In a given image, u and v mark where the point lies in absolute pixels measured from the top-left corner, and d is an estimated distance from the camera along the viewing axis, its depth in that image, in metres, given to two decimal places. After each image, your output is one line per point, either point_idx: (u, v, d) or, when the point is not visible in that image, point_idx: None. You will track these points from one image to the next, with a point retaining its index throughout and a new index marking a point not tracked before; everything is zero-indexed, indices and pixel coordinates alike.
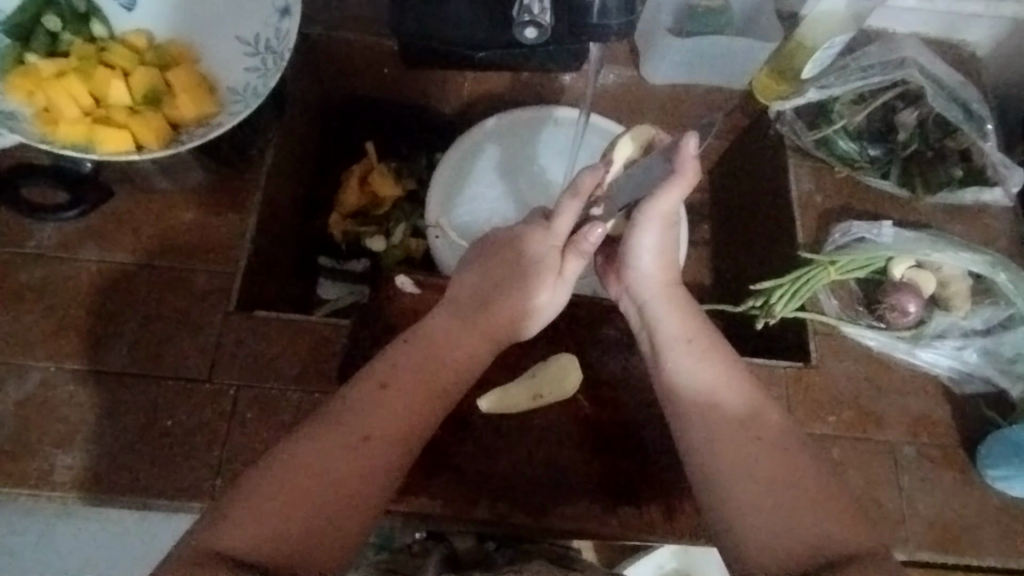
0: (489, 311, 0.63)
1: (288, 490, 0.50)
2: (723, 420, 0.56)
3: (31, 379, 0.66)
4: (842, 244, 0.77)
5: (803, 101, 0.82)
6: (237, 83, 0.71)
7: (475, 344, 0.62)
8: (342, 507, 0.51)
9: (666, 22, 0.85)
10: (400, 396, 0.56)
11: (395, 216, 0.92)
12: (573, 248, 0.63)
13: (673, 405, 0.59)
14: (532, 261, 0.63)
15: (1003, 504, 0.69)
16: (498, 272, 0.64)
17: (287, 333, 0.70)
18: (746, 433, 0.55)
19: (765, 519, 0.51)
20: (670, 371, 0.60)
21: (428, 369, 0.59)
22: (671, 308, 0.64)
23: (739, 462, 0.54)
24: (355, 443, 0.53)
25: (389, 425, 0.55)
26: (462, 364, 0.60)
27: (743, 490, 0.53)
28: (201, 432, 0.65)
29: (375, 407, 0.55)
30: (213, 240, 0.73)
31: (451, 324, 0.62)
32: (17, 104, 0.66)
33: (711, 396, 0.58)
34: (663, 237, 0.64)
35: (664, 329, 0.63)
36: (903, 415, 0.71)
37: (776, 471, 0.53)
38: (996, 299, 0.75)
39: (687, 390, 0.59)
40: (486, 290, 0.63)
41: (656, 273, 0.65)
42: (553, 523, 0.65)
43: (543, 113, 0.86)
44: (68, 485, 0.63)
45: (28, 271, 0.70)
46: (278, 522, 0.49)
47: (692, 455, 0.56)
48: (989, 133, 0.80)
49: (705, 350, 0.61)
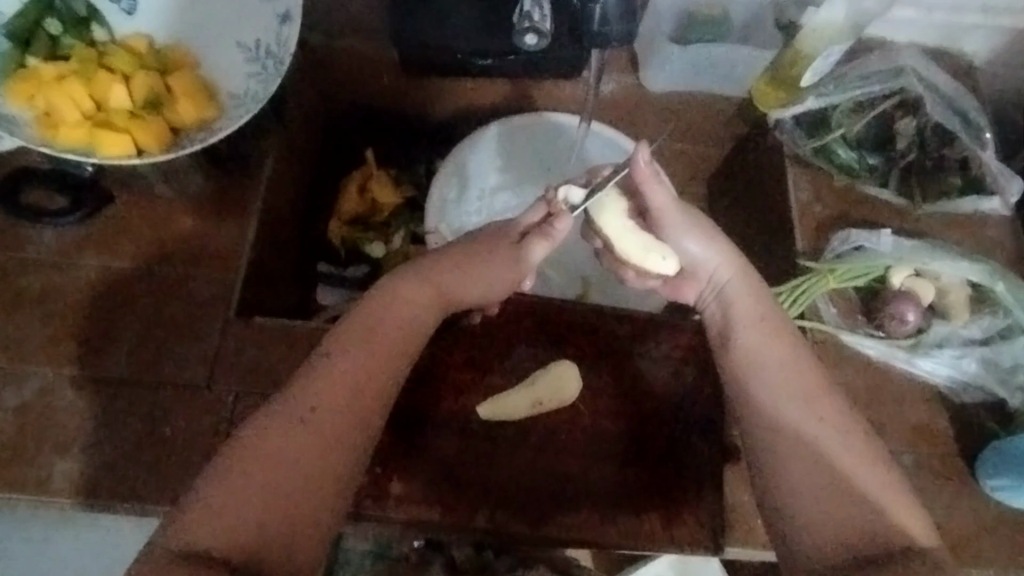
0: (439, 278, 0.59)
1: (247, 479, 0.48)
2: (778, 397, 0.55)
3: (28, 385, 0.66)
4: (840, 252, 0.77)
5: (803, 109, 0.82)
6: (239, 89, 0.71)
7: (423, 307, 0.58)
8: (302, 488, 0.49)
9: (666, 30, 0.85)
10: (345, 363, 0.54)
11: (394, 223, 0.93)
12: (539, 232, 0.59)
13: (737, 381, 0.57)
14: (487, 243, 0.60)
15: (1003, 513, 0.69)
16: (450, 256, 0.59)
17: (286, 340, 0.69)
18: (803, 416, 0.54)
19: (826, 513, 0.50)
20: (738, 349, 0.58)
21: (376, 330, 0.56)
22: (745, 290, 0.60)
23: (791, 443, 0.53)
24: (300, 418, 0.51)
25: (334, 394, 0.52)
26: (405, 327, 0.57)
27: (807, 483, 0.51)
28: (200, 439, 0.65)
29: (322, 377, 0.53)
30: (213, 246, 0.73)
31: (404, 290, 0.58)
32: (18, 109, 0.66)
33: (771, 376, 0.56)
34: (711, 227, 0.62)
35: (737, 310, 0.59)
36: (903, 424, 0.71)
37: (826, 455, 0.52)
38: (994, 309, 0.75)
39: (754, 367, 0.56)
40: (432, 269, 0.59)
41: (727, 259, 0.61)
42: (553, 533, 0.65)
43: (540, 118, 0.86)
44: (65, 493, 0.63)
45: (27, 276, 0.69)
46: (240, 513, 0.47)
47: (759, 446, 0.54)
48: (988, 141, 0.81)
49: (775, 332, 0.58)
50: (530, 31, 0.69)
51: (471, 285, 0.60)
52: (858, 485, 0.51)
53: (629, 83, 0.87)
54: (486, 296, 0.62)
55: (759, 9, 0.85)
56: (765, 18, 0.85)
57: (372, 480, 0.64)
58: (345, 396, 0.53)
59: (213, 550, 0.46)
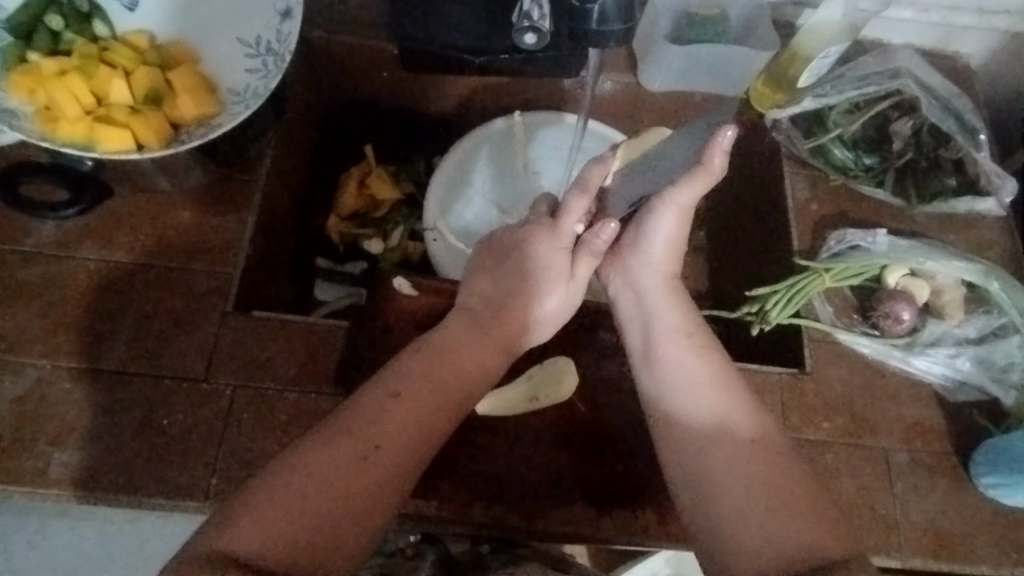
0: (499, 316, 0.64)
1: (302, 495, 0.50)
2: (705, 423, 0.57)
3: (27, 375, 0.66)
4: (837, 251, 0.77)
5: (800, 110, 0.83)
6: (238, 84, 0.72)
7: (486, 347, 0.62)
8: (344, 512, 0.51)
9: (664, 29, 0.85)
10: (412, 405, 0.56)
11: (393, 218, 0.93)
12: (585, 248, 0.64)
13: (661, 396, 0.60)
14: (544, 263, 0.65)
15: (994, 511, 0.69)
16: (505, 279, 0.65)
17: (285, 334, 0.70)
18: (735, 439, 0.56)
19: (748, 526, 0.51)
20: (663, 363, 0.61)
21: (441, 376, 0.59)
22: (670, 302, 0.65)
23: (724, 462, 0.55)
24: (364, 453, 0.53)
25: (395, 432, 0.55)
26: (469, 373, 0.60)
27: (729, 495, 0.53)
28: (198, 431, 0.65)
29: (384, 414, 0.55)
30: (212, 240, 0.73)
31: (462, 333, 0.62)
32: (18, 102, 0.66)
33: (697, 397, 0.58)
34: (676, 229, 0.65)
35: (661, 323, 0.63)
36: (896, 421, 0.72)
37: (762, 478, 0.53)
38: (989, 308, 0.75)
39: (678, 387, 0.59)
40: (495, 296, 0.65)
41: (661, 264, 0.66)
42: (547, 526, 0.65)
43: (540, 116, 0.87)
44: (63, 483, 0.63)
45: (27, 268, 0.70)
46: (295, 531, 0.49)
47: (684, 457, 0.56)
48: (983, 143, 0.81)
49: (701, 348, 0.61)
50: (530, 30, 0.69)
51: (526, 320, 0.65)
52: (801, 504, 0.52)
53: (627, 81, 0.88)
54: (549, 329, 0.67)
55: (759, 8, 0.85)
56: (761, 17, 0.85)
57: None
58: (410, 435, 0.55)
59: (250, 559, 0.47)
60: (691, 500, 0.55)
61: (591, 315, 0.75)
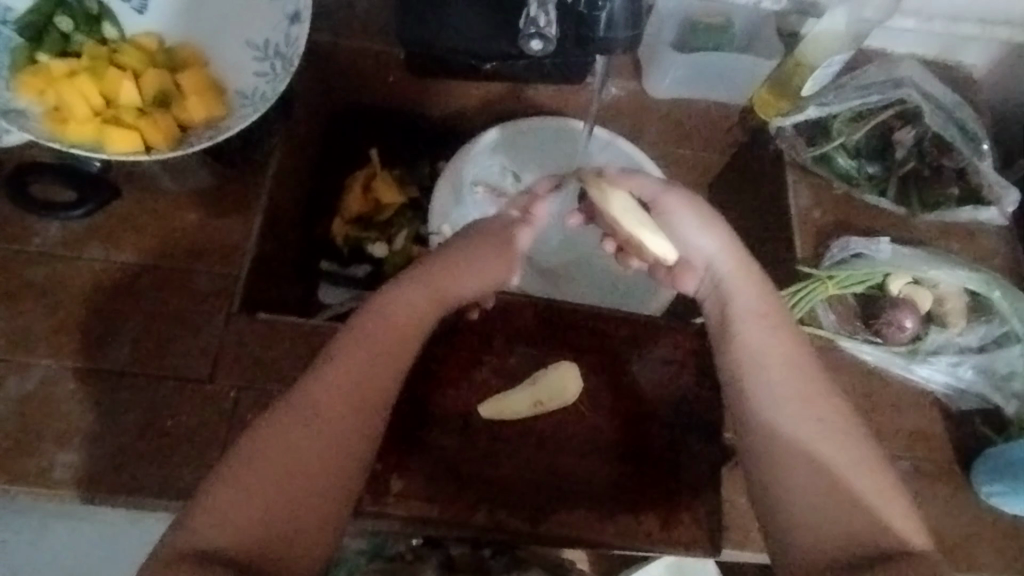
0: (441, 272, 0.61)
1: (255, 480, 0.49)
2: (787, 402, 0.54)
3: (32, 376, 0.66)
4: (840, 259, 0.78)
5: (804, 118, 0.83)
6: (247, 88, 0.72)
7: (426, 302, 0.59)
8: (307, 489, 0.50)
9: (668, 38, 0.85)
10: (344, 363, 0.54)
11: (397, 222, 0.93)
12: (522, 222, 0.65)
13: (741, 384, 0.56)
14: (481, 231, 0.64)
15: (996, 519, 0.70)
16: (450, 247, 0.63)
17: (289, 336, 0.70)
18: (812, 419, 0.53)
19: (825, 509, 0.50)
20: (742, 351, 0.57)
21: (375, 330, 0.56)
22: (748, 284, 0.60)
23: (797, 444, 0.52)
24: (305, 423, 0.51)
25: (336, 395, 0.52)
26: (403, 322, 0.57)
27: (803, 476, 0.51)
28: (203, 432, 0.66)
29: (318, 380, 0.53)
30: (218, 242, 0.73)
31: (405, 289, 0.59)
32: (28, 103, 0.66)
33: (779, 381, 0.55)
34: (707, 211, 0.63)
35: (739, 309, 0.59)
36: (899, 429, 0.72)
37: (831, 457, 0.51)
38: (991, 317, 0.75)
39: (755, 371, 0.56)
40: (431, 258, 0.62)
41: (723, 252, 0.61)
42: (549, 530, 0.65)
43: (547, 121, 0.88)
44: (67, 483, 0.63)
45: (32, 268, 0.70)
46: (253, 510, 0.48)
47: (757, 445, 0.53)
48: (986, 152, 0.82)
49: (777, 327, 0.58)
50: (536, 36, 0.69)
51: (463, 280, 0.62)
52: (873, 486, 0.51)
53: (633, 87, 0.88)
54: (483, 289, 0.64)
55: (762, 19, 0.86)
56: (766, 27, 0.86)
57: (373, 478, 0.65)
58: (351, 393, 0.53)
59: (212, 548, 0.46)
60: (765, 492, 0.52)
61: (593, 318, 0.75)
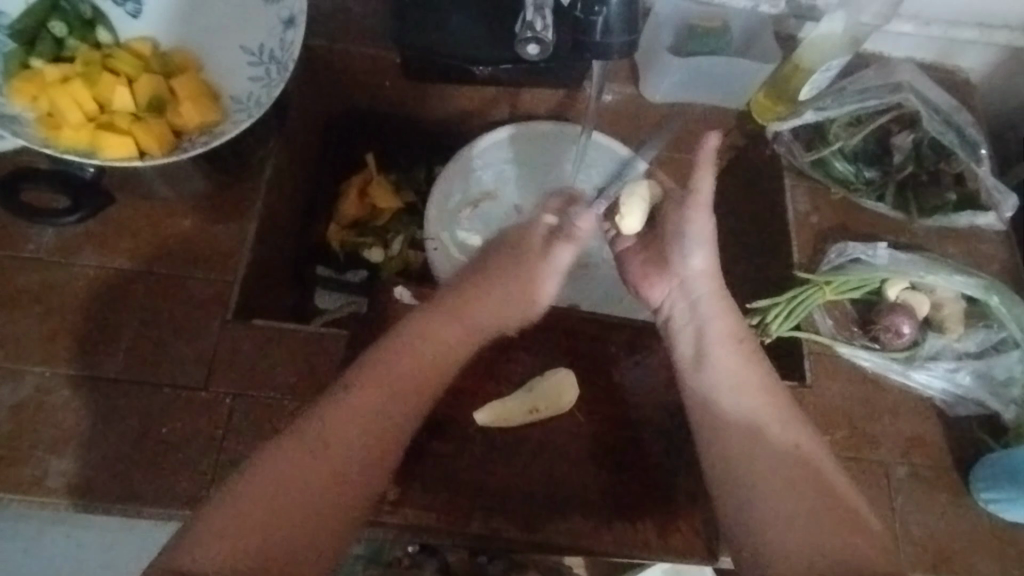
0: (471, 296, 0.61)
1: (257, 496, 0.49)
2: (759, 420, 0.56)
3: (25, 383, 0.66)
4: (837, 264, 0.78)
5: (800, 122, 0.83)
6: (242, 93, 0.71)
7: (456, 336, 0.60)
8: (310, 524, 0.50)
9: (666, 41, 0.85)
10: (363, 397, 0.55)
11: (393, 227, 0.94)
12: (564, 234, 0.64)
13: (711, 403, 0.58)
14: (515, 251, 0.64)
15: (994, 526, 0.69)
16: (480, 267, 0.64)
17: (285, 342, 0.70)
18: (783, 440, 0.55)
19: (790, 529, 0.51)
20: (716, 372, 0.59)
21: (396, 365, 0.57)
22: (720, 309, 0.63)
23: (768, 459, 0.54)
24: (315, 449, 0.52)
25: (350, 427, 0.53)
26: (428, 354, 0.58)
27: (770, 496, 0.53)
28: (197, 439, 0.65)
29: (338, 410, 0.54)
30: (214, 248, 0.73)
31: (431, 318, 0.60)
32: (21, 108, 0.66)
33: (750, 401, 0.57)
34: (712, 231, 0.64)
35: (711, 329, 0.62)
36: (896, 435, 0.72)
37: (805, 477, 0.53)
38: (989, 322, 0.75)
39: (727, 394, 0.58)
40: (468, 280, 0.63)
41: (706, 273, 0.64)
42: (545, 538, 0.65)
43: (552, 129, 0.87)
44: (60, 491, 0.63)
45: (26, 274, 0.70)
46: (254, 539, 0.48)
47: (721, 461, 0.55)
48: (983, 158, 0.81)
49: (748, 355, 0.61)
50: (532, 41, 0.69)
51: (496, 307, 0.61)
52: (842, 512, 0.52)
53: (629, 92, 0.88)
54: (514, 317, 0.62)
55: (760, 23, 0.86)
56: (764, 31, 0.85)
57: None
58: (366, 429, 0.54)
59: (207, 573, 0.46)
60: (731, 495, 0.54)
61: (590, 325, 0.75)
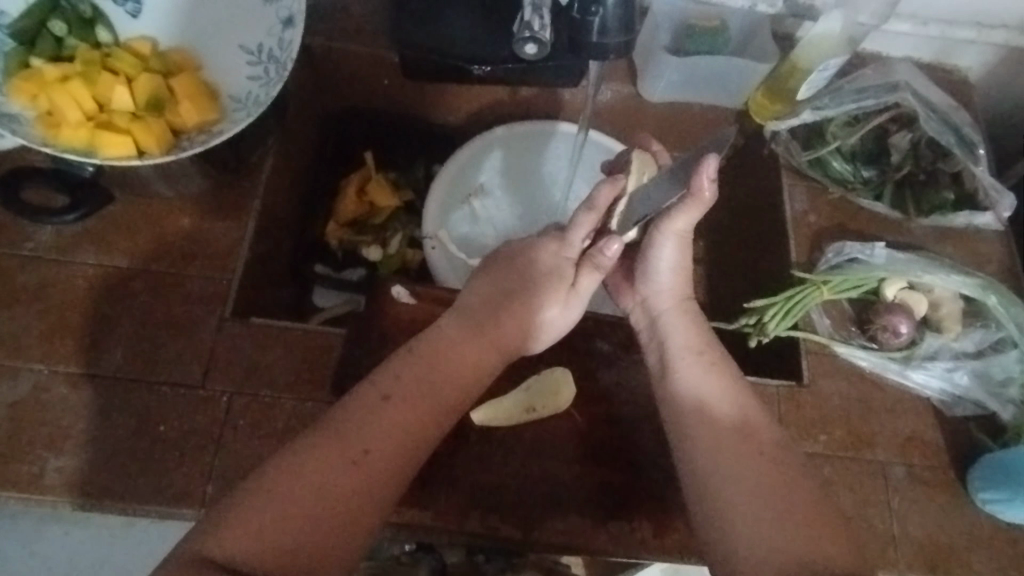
0: (499, 319, 0.61)
1: (289, 498, 0.49)
2: (721, 426, 0.56)
3: (25, 381, 0.66)
4: (835, 264, 0.77)
5: (798, 122, 0.83)
6: (241, 92, 0.72)
7: (482, 356, 0.60)
8: (340, 521, 0.50)
9: (664, 40, 0.85)
10: (401, 409, 0.55)
11: (392, 225, 0.94)
12: (588, 261, 0.62)
13: (676, 414, 0.59)
14: (547, 270, 0.63)
15: (991, 525, 0.69)
16: (507, 284, 0.62)
17: (283, 341, 0.70)
18: (748, 445, 0.55)
19: (754, 535, 0.51)
20: (679, 385, 0.60)
21: (433, 382, 0.57)
22: (682, 323, 0.64)
23: (733, 465, 0.54)
24: (353, 459, 0.52)
25: (388, 440, 0.53)
26: (464, 376, 0.58)
27: (738, 503, 0.52)
28: (194, 436, 0.65)
29: (375, 420, 0.54)
30: (212, 246, 0.73)
31: (461, 333, 0.60)
32: (20, 107, 0.66)
33: (712, 411, 0.58)
34: (680, 250, 0.64)
35: (672, 342, 0.62)
36: (894, 435, 0.72)
37: (771, 481, 0.53)
38: (987, 322, 0.75)
39: (692, 404, 0.58)
40: (494, 298, 0.62)
41: (671, 289, 0.65)
42: (543, 537, 0.65)
43: (544, 128, 0.88)
44: (58, 489, 0.63)
45: (25, 272, 0.70)
46: (288, 535, 0.48)
47: (691, 467, 0.55)
48: (981, 157, 0.81)
49: (712, 364, 0.61)
50: (530, 40, 0.69)
51: (523, 330, 0.62)
52: (812, 516, 0.52)
53: (627, 91, 0.88)
54: (532, 339, 0.63)
55: (758, 22, 0.86)
56: (760, 30, 0.86)
57: None
58: (402, 441, 0.54)
59: (237, 564, 0.47)
60: (702, 508, 0.54)
61: (586, 323, 0.75)
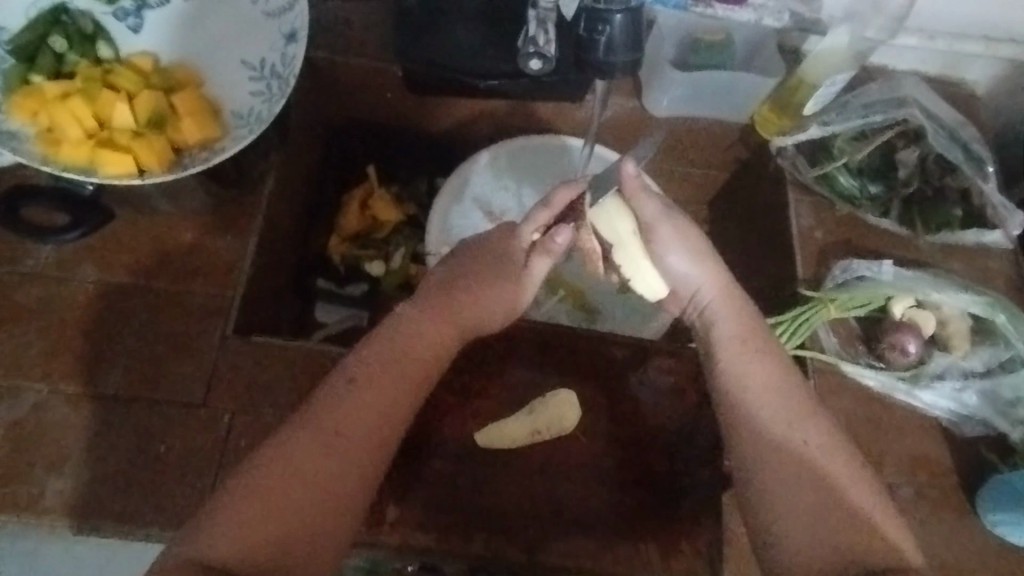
0: (455, 301, 0.58)
1: (287, 519, 0.48)
2: (768, 421, 0.54)
3: (24, 401, 0.65)
4: (843, 281, 0.77)
5: (805, 136, 0.82)
6: (242, 107, 0.71)
7: (439, 334, 0.57)
8: (323, 516, 0.49)
9: (669, 54, 0.85)
10: (367, 392, 0.52)
11: (394, 240, 0.93)
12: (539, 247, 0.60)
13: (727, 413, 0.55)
14: (505, 256, 0.61)
15: (1001, 547, 0.68)
16: (466, 270, 0.60)
17: (284, 360, 0.69)
18: (793, 443, 0.53)
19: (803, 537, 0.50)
20: (726, 379, 0.56)
21: (398, 358, 0.54)
22: (730, 307, 0.59)
23: (780, 464, 0.52)
24: (326, 443, 0.50)
25: (359, 422, 0.51)
26: (426, 355, 0.56)
27: (785, 504, 0.51)
28: (195, 457, 0.65)
29: (342, 402, 0.51)
30: (213, 262, 0.73)
31: (420, 318, 0.57)
32: (20, 124, 0.65)
33: (758, 406, 0.54)
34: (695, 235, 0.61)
35: (720, 330, 0.58)
36: (900, 455, 0.71)
37: (815, 482, 0.51)
38: (995, 341, 0.74)
39: (739, 399, 0.55)
40: (449, 284, 0.59)
41: (711, 276, 0.60)
42: (547, 559, 0.64)
43: (544, 140, 0.87)
44: (58, 510, 0.62)
45: (24, 290, 0.69)
46: (268, 531, 0.47)
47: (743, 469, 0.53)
48: (989, 174, 0.80)
49: (760, 351, 0.57)
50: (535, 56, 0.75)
51: (485, 311, 0.59)
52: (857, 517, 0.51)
53: (632, 105, 0.87)
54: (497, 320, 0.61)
55: (762, 35, 0.86)
56: (765, 44, 0.85)
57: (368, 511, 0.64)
58: (370, 422, 0.52)
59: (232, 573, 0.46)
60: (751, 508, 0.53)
61: (590, 342, 0.75)
